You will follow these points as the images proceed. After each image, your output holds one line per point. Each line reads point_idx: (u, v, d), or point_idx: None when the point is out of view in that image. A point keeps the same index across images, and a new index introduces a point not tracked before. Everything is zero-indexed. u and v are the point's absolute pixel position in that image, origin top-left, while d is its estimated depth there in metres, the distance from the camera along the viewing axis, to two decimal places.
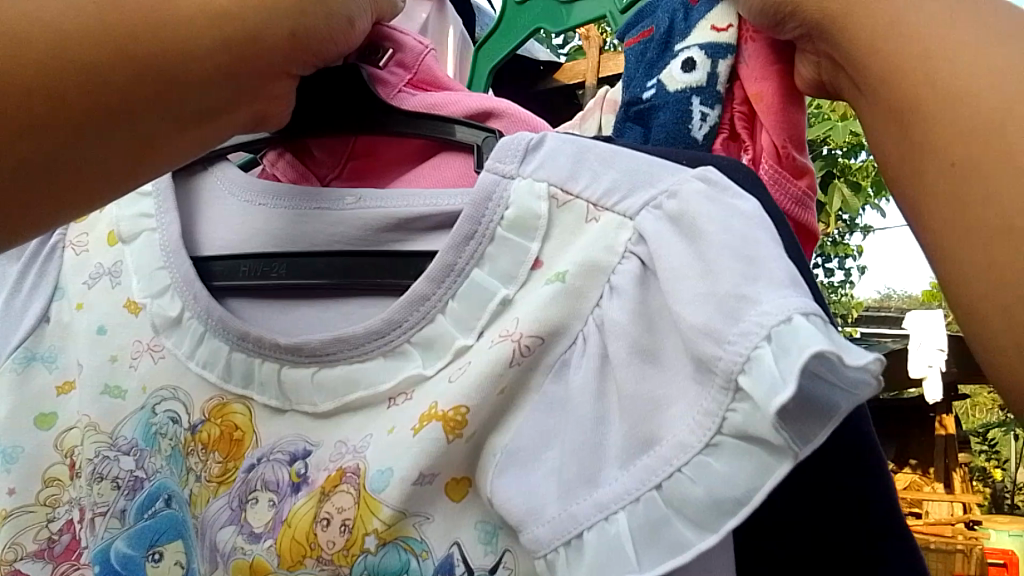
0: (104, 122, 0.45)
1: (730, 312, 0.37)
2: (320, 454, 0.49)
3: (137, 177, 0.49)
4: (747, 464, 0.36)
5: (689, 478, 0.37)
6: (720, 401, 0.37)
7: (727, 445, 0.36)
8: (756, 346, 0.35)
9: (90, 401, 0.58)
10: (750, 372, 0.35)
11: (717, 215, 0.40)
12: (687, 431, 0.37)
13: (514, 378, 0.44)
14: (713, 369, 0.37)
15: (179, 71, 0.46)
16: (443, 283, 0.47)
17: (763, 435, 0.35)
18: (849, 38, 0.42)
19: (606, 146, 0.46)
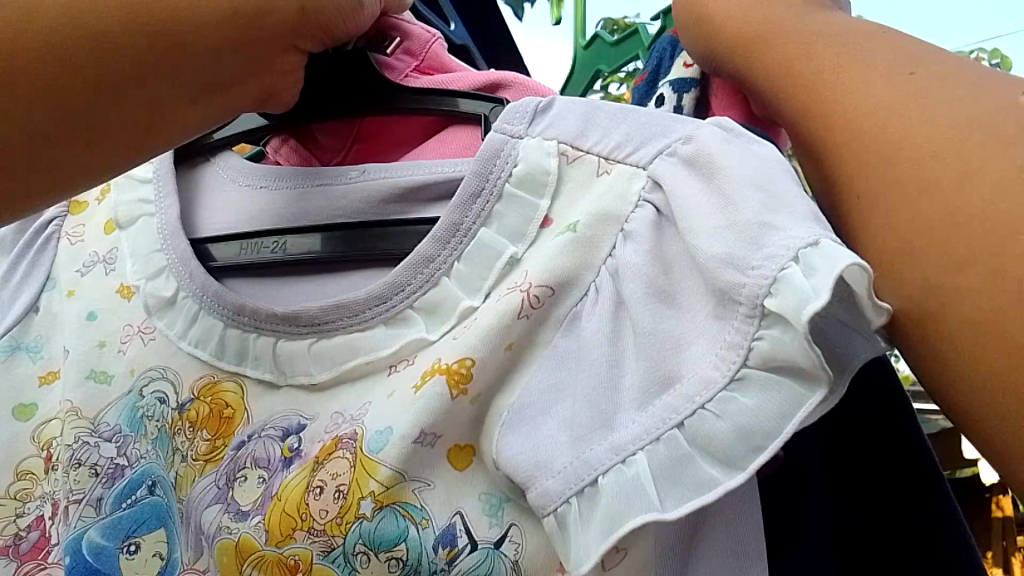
0: (108, 96, 0.44)
1: (754, 240, 0.34)
2: (315, 426, 0.46)
3: (142, 152, 0.47)
4: (778, 395, 0.33)
5: (713, 414, 0.34)
6: (744, 331, 0.34)
7: (753, 379, 0.33)
8: (783, 267, 0.32)
9: (74, 387, 0.55)
10: (777, 294, 0.32)
11: (735, 154, 0.39)
12: (712, 366, 0.34)
13: (523, 332, 0.41)
14: (736, 299, 0.34)
15: (191, 42, 0.46)
16: (449, 244, 0.46)
17: (795, 359, 0.32)
18: (761, 63, 0.46)
19: (616, 105, 0.45)
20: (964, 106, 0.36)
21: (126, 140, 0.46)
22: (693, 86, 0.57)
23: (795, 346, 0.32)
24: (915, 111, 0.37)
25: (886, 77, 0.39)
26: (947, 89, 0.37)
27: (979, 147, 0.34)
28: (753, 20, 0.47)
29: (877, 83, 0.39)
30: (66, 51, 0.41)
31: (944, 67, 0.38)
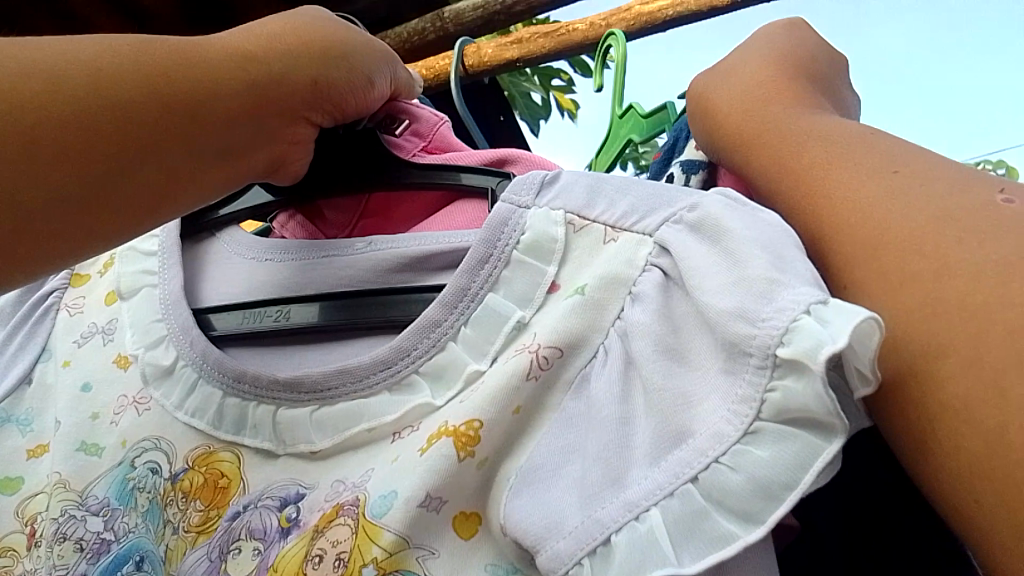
0: (137, 165, 0.44)
1: (764, 295, 0.34)
2: (314, 495, 0.45)
3: (150, 219, 0.47)
4: (792, 446, 0.32)
5: (726, 467, 0.33)
6: (757, 384, 0.34)
7: (767, 432, 0.33)
8: (795, 319, 0.33)
9: (63, 458, 0.53)
10: (790, 343, 0.32)
11: (740, 219, 0.39)
12: (725, 421, 0.34)
13: (531, 395, 0.41)
14: (747, 351, 0.34)
15: (212, 109, 0.47)
16: (456, 308, 0.46)
17: (811, 410, 0.32)
18: (752, 151, 0.47)
19: (620, 178, 0.47)
20: (930, 199, 0.37)
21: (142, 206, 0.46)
22: (701, 168, 0.58)
23: (812, 397, 0.32)
24: (883, 197, 0.38)
25: (866, 166, 0.40)
26: (917, 181, 0.38)
27: (959, 225, 0.35)
28: (747, 114, 0.49)
29: (856, 171, 0.40)
30: (99, 115, 0.41)
31: (923, 163, 0.39)
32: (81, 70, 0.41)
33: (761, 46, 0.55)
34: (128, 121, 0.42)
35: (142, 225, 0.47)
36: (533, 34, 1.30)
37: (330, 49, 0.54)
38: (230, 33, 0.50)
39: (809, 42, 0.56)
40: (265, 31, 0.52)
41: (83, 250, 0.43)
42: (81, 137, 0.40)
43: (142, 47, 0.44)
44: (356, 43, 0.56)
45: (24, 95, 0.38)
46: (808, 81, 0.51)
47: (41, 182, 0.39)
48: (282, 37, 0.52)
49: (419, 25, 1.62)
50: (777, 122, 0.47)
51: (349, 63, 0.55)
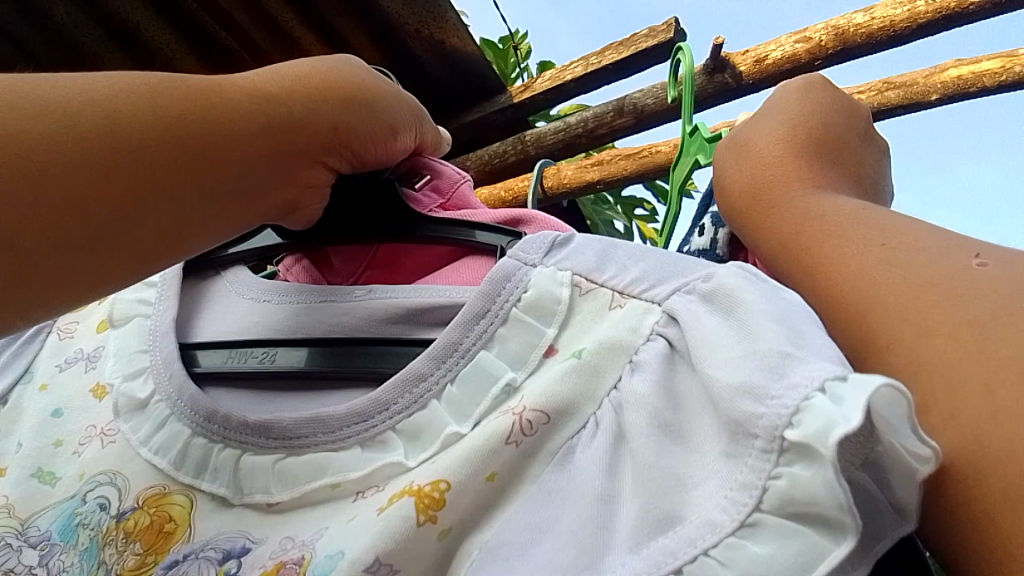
0: (150, 206, 0.42)
1: (773, 369, 0.30)
2: (260, 550, 0.40)
3: (158, 261, 0.45)
4: (796, 546, 0.28)
5: (718, 561, 0.29)
6: (759, 468, 0.29)
7: (767, 526, 0.29)
8: (807, 397, 0.29)
9: (15, 484, 0.50)
10: (800, 424, 0.28)
11: (760, 291, 0.35)
12: (718, 509, 0.30)
13: (510, 462, 0.37)
14: (751, 433, 0.30)
15: (230, 151, 0.46)
16: (444, 363, 0.42)
17: (816, 501, 0.27)
18: (762, 227, 0.48)
19: (635, 246, 0.44)
20: (905, 275, 0.36)
21: (154, 246, 0.43)
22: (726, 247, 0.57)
23: (820, 485, 0.27)
24: (879, 293, 0.36)
25: (853, 243, 0.40)
26: (897, 257, 0.37)
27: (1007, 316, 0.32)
28: (752, 191, 0.50)
29: (843, 248, 0.40)
30: (111, 155, 0.40)
31: (913, 234, 0.39)
32: (96, 110, 0.40)
33: (774, 116, 0.55)
34: (139, 156, 0.41)
35: (149, 267, 0.44)
36: (614, 156, 1.28)
37: (356, 96, 0.53)
38: (251, 75, 0.49)
39: (829, 106, 0.55)
40: (289, 74, 0.50)
41: (86, 293, 0.41)
42: (88, 177, 0.39)
43: (161, 87, 0.43)
44: (384, 93, 0.55)
45: (25, 132, 0.37)
46: (820, 151, 0.50)
47: (48, 223, 0.37)
48: (305, 80, 0.51)
49: (501, 146, 1.48)
50: (782, 207, 0.47)
51: (375, 111, 0.54)
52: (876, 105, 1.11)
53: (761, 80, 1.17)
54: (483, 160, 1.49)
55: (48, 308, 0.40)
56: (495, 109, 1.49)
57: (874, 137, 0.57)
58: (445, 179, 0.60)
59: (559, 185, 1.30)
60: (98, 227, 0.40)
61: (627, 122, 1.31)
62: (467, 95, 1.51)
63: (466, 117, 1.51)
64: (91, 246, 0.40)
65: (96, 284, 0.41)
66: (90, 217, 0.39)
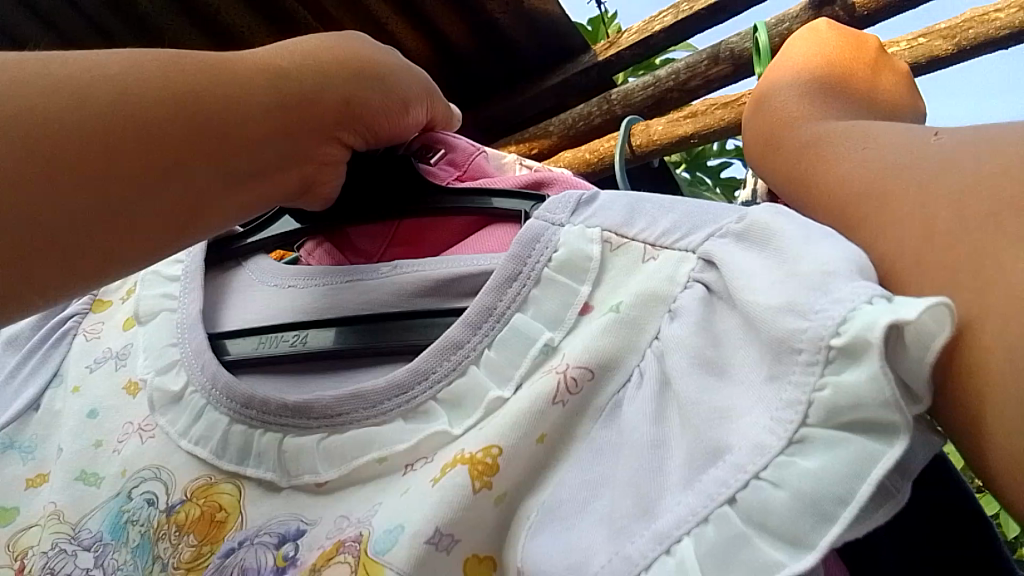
0: (160, 183, 0.41)
1: (820, 287, 0.30)
2: (315, 531, 0.40)
3: (175, 243, 0.44)
4: (843, 454, 0.27)
5: (770, 484, 0.29)
6: (804, 384, 0.29)
7: (814, 439, 0.29)
8: (854, 308, 0.28)
9: (61, 487, 0.50)
10: (846, 333, 0.28)
11: (796, 223, 0.35)
12: (764, 431, 0.30)
13: (558, 422, 0.37)
14: (796, 347, 0.30)
15: (241, 126, 0.45)
16: (480, 329, 0.42)
17: (862, 400, 0.27)
18: (774, 159, 0.48)
19: (662, 197, 0.43)
20: (870, 171, 0.37)
21: (168, 227, 0.43)
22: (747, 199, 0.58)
23: (865, 383, 0.27)
24: (872, 194, 0.36)
25: (851, 145, 0.40)
26: (871, 154, 0.38)
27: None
28: (761, 128, 0.51)
29: (842, 152, 0.41)
30: (120, 128, 0.39)
31: (903, 130, 0.39)
32: (106, 83, 0.39)
33: (782, 62, 0.56)
34: (150, 132, 0.40)
35: (167, 249, 0.44)
36: (711, 106, 1.16)
37: (365, 69, 0.52)
38: (262, 50, 0.49)
39: (831, 44, 0.56)
40: (299, 49, 0.50)
41: (105, 274, 0.41)
42: (96, 149, 0.38)
43: (173, 61, 0.43)
44: (393, 66, 0.55)
45: (36, 108, 0.36)
46: (819, 80, 0.51)
47: (59, 196, 0.37)
48: (314, 54, 0.50)
49: (587, 109, 1.43)
50: (787, 133, 0.47)
51: (384, 85, 0.54)
52: (1013, 26, 0.92)
53: (874, 13, 1.11)
54: (569, 123, 1.45)
55: (71, 288, 0.40)
56: (581, 67, 1.46)
57: (897, 70, 0.56)
58: (458, 150, 0.60)
59: (648, 142, 1.19)
60: (112, 206, 0.40)
61: (724, 68, 1.23)
62: (551, 56, 1.52)
63: (551, 80, 1.51)
64: (103, 221, 0.39)
65: (111, 263, 0.41)
66: (102, 194, 0.39)
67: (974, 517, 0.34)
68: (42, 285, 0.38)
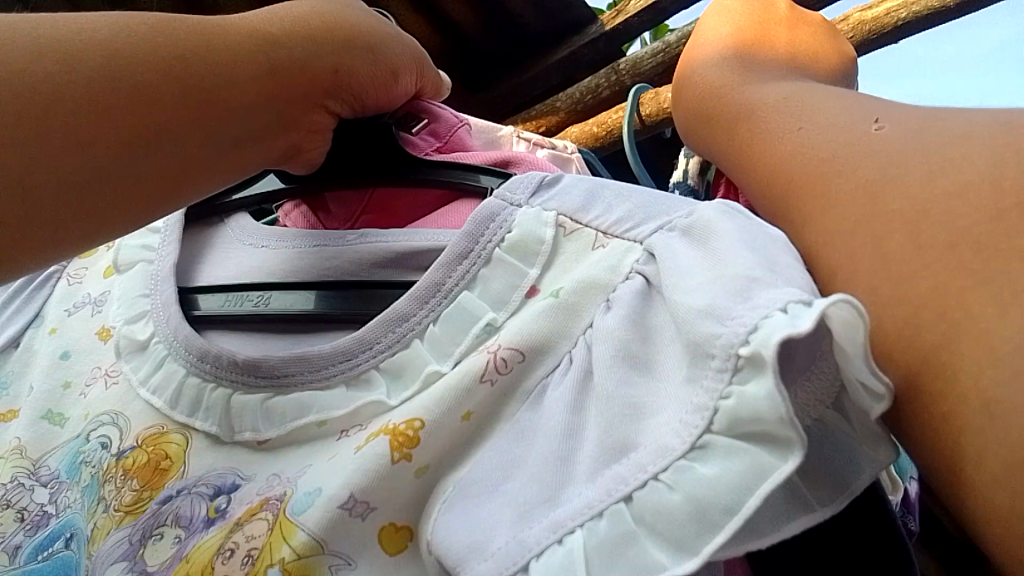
0: (147, 147, 0.42)
1: (740, 291, 0.30)
2: (247, 487, 0.41)
3: (159, 208, 0.45)
4: (740, 465, 0.27)
5: (667, 485, 0.28)
6: (712, 389, 0.29)
7: (717, 446, 0.28)
8: (765, 316, 0.28)
9: (26, 424, 0.52)
10: (754, 343, 0.27)
11: (742, 225, 0.34)
12: (671, 434, 0.29)
13: (485, 401, 0.36)
14: (709, 352, 0.29)
15: (228, 94, 0.46)
16: (427, 303, 0.42)
17: (762, 416, 0.27)
18: (718, 134, 0.49)
19: (623, 185, 0.43)
20: (812, 145, 0.39)
21: (156, 189, 0.44)
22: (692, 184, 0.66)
23: (763, 399, 0.27)
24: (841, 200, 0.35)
25: (789, 120, 0.42)
26: (813, 132, 0.40)
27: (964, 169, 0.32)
28: (703, 106, 0.52)
29: (780, 127, 0.42)
30: (108, 94, 0.40)
31: (834, 108, 0.41)
32: (97, 48, 0.40)
33: (712, 41, 0.59)
34: (139, 98, 0.41)
35: (152, 212, 0.45)
36: None
37: (354, 39, 0.53)
38: (252, 16, 0.49)
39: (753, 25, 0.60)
40: (289, 17, 0.50)
41: (88, 234, 0.41)
42: (86, 114, 0.39)
43: (162, 26, 0.43)
44: (382, 37, 0.55)
45: (29, 71, 0.36)
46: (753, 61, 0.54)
47: (49, 159, 0.37)
48: (305, 22, 0.50)
49: (594, 81, 1.39)
50: (727, 110, 0.49)
51: (373, 54, 0.54)
52: None
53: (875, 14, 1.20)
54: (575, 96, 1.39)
55: (55, 250, 0.40)
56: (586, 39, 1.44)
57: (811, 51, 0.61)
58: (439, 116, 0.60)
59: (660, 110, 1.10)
60: (99, 167, 0.40)
61: None
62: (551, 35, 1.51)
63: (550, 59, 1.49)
64: (93, 183, 0.40)
65: (96, 224, 0.41)
66: (91, 159, 0.39)
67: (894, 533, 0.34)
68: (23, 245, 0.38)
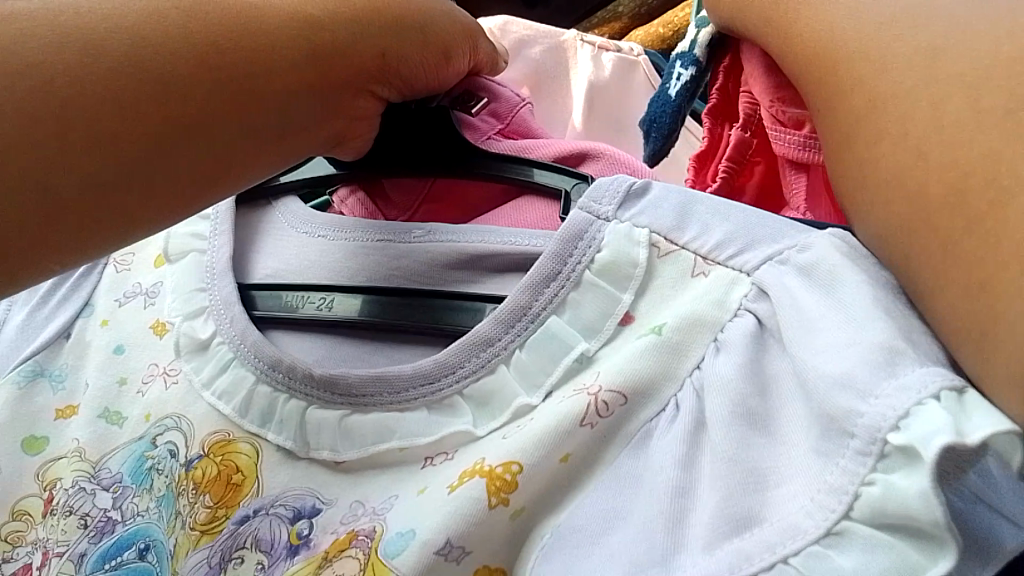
0: (174, 143, 0.39)
1: (879, 363, 0.29)
2: (331, 513, 0.41)
3: (193, 204, 0.42)
4: (884, 559, 0.27)
5: (799, 570, 0.28)
6: (852, 472, 0.28)
7: (856, 535, 0.28)
8: (917, 402, 0.27)
9: (85, 424, 0.51)
10: (904, 430, 0.27)
11: (866, 269, 0.32)
12: (805, 515, 0.29)
13: (585, 445, 0.36)
14: (848, 431, 0.29)
15: (266, 82, 0.42)
16: (512, 328, 0.40)
17: (912, 515, 0.26)
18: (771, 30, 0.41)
19: (721, 198, 0.39)
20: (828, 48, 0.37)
21: (188, 192, 0.41)
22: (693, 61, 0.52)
23: (914, 496, 0.26)
24: None
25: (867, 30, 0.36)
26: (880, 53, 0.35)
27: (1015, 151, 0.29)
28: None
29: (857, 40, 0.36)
30: (134, 86, 0.37)
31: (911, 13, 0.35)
32: (125, 37, 0.36)
33: None
34: (168, 94, 0.38)
35: (181, 211, 0.41)
36: None
37: (406, 17, 0.48)
38: None
39: None
40: None
41: (117, 236, 0.39)
42: (112, 114, 0.36)
43: (196, 9, 0.39)
44: (427, 9, 0.50)
45: (41, 67, 0.34)
46: None
47: (70, 158, 0.35)
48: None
49: None
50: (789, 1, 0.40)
51: (424, 33, 0.49)
52: None
53: None
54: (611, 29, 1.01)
55: (63, 257, 0.37)
56: None
57: None
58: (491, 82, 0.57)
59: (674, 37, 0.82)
60: (104, 170, 0.37)
61: None
62: None
63: None
64: (117, 182, 0.37)
65: (123, 225, 0.39)
66: (116, 159, 0.37)
67: None
68: (52, 250, 0.36)
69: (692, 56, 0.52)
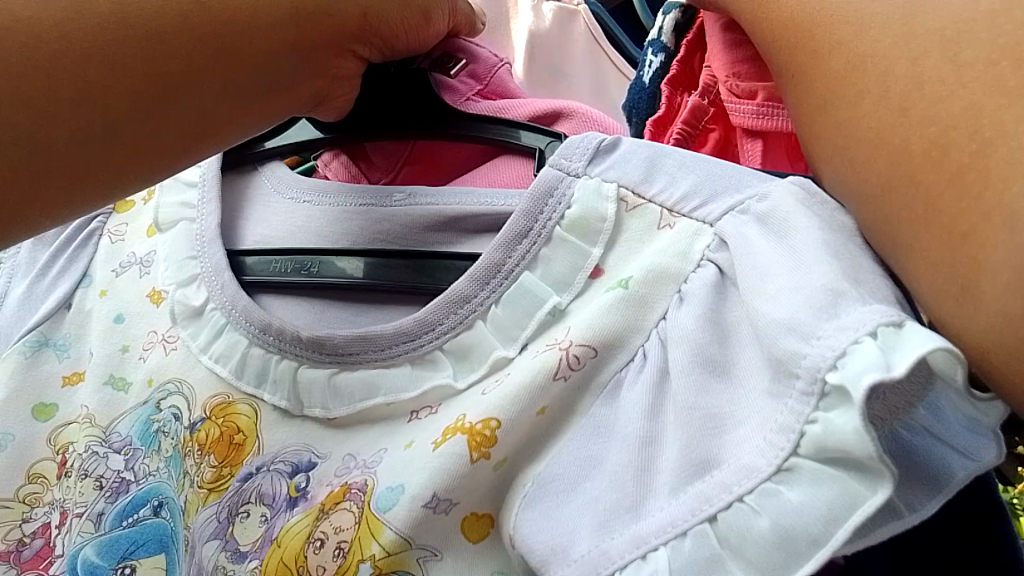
0: (159, 104, 0.40)
1: (824, 307, 0.30)
2: (326, 467, 0.43)
3: (179, 163, 0.43)
4: (826, 493, 0.28)
5: (752, 508, 0.30)
6: (798, 411, 0.29)
7: (803, 469, 0.29)
8: (854, 341, 0.28)
9: (92, 391, 0.53)
10: (842, 369, 0.28)
11: (820, 217, 0.34)
12: (757, 454, 0.30)
13: (560, 396, 0.37)
14: (793, 372, 0.30)
15: (250, 44, 0.42)
16: (488, 284, 0.42)
17: (848, 448, 0.27)
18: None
19: (688, 151, 0.40)
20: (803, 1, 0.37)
21: (172, 151, 0.42)
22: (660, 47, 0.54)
23: (850, 433, 0.27)
24: None
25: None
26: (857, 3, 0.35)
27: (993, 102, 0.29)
28: None
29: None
30: (118, 45, 0.38)
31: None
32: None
33: None
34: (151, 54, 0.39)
35: (166, 169, 0.42)
36: None
37: None
38: None
39: None
40: None
41: (105, 191, 0.40)
42: (96, 72, 0.37)
43: None
44: None
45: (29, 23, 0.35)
46: None
47: (58, 114, 0.36)
48: None
49: None
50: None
51: None
52: None
53: None
54: None
55: (54, 210, 0.38)
56: None
57: None
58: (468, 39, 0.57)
59: None
60: (92, 128, 0.38)
61: None
62: None
63: None
64: (104, 139, 0.38)
65: (111, 181, 0.40)
66: (102, 116, 0.38)
67: (1001, 516, 0.33)
68: (43, 204, 0.37)
69: (661, 42, 0.54)
